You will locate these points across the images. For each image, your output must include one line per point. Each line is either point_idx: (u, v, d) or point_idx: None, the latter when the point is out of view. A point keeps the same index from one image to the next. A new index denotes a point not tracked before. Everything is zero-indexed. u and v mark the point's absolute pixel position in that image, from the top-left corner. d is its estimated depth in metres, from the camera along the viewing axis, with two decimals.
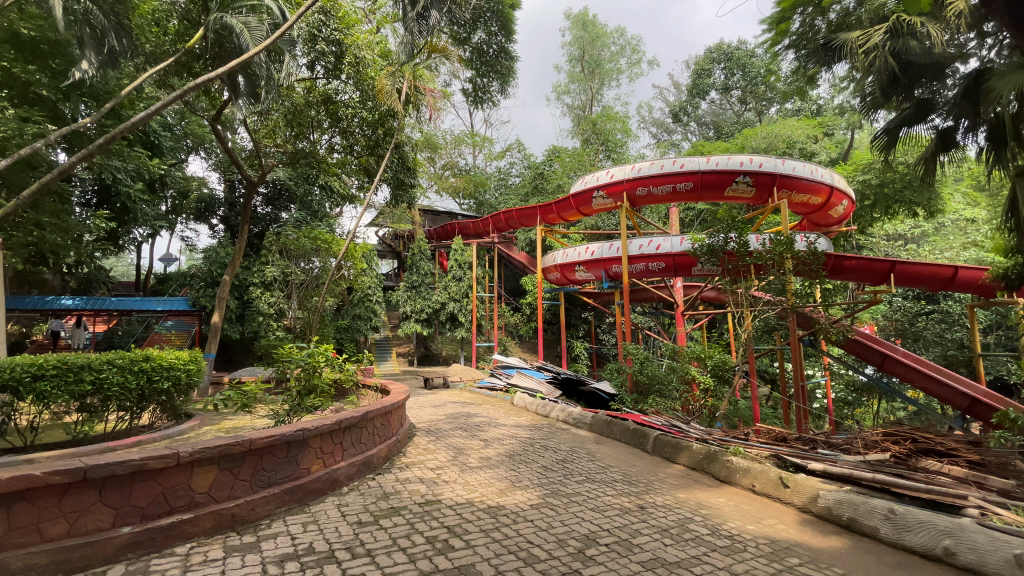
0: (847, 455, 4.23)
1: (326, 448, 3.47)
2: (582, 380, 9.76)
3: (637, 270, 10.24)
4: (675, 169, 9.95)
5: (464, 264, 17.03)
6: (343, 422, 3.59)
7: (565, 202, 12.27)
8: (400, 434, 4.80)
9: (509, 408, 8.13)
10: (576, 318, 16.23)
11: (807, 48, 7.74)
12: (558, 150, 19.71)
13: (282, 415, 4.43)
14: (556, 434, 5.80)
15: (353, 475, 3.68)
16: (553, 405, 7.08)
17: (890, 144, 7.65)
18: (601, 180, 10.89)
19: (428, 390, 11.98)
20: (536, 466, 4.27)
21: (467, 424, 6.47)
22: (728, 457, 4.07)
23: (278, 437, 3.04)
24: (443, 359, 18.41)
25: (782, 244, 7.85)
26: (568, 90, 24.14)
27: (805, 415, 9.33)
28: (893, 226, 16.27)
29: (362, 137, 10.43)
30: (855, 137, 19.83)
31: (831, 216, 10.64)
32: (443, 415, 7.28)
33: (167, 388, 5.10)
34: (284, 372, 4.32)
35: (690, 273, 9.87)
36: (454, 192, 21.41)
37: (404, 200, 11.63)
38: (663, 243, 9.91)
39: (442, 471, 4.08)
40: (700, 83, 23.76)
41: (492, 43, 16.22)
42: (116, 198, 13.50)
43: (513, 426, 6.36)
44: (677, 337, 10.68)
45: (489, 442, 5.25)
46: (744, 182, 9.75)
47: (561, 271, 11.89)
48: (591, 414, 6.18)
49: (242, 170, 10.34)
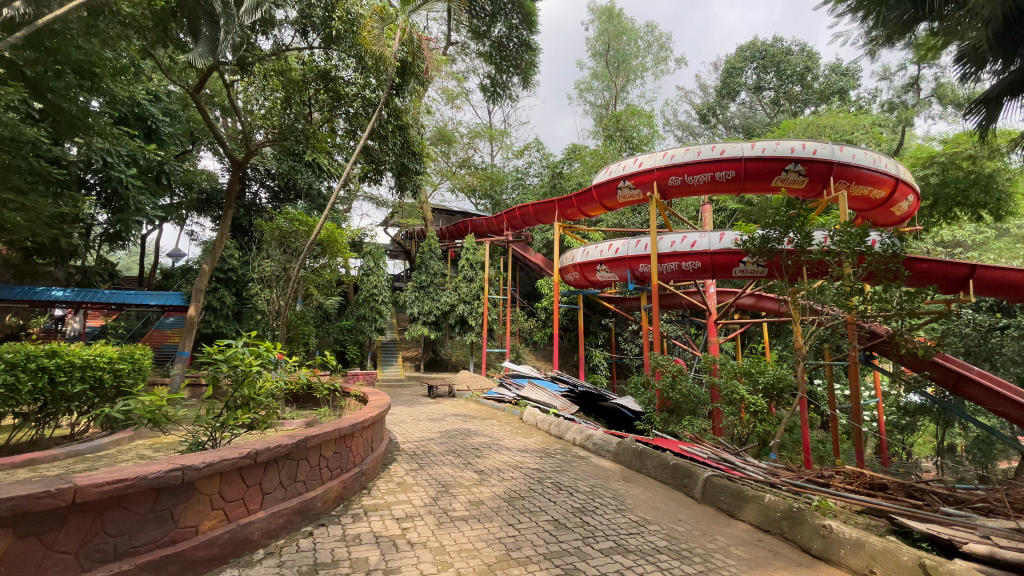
0: (991, 523, 2.97)
1: (236, 494, 2.37)
2: (602, 395, 8.51)
3: (668, 270, 8.97)
4: (714, 155, 8.69)
5: (476, 264, 15.85)
6: (264, 454, 2.49)
7: (586, 195, 11.04)
8: (367, 465, 3.65)
9: (517, 425, 6.93)
10: (595, 325, 14.89)
11: (874, 8, 6.45)
12: (578, 148, 18.56)
13: (203, 439, 3.28)
14: (571, 466, 4.58)
15: (278, 530, 2.56)
16: (569, 425, 5.88)
17: (990, 117, 6.25)
18: (628, 169, 9.66)
19: (432, 399, 10.85)
20: (544, 520, 3.07)
21: (463, 446, 5.30)
22: (824, 522, 2.83)
23: (132, 485, 1.93)
24: (452, 365, 17.28)
25: (855, 236, 6.38)
26: (590, 87, 23.10)
27: (865, 442, 7.92)
28: (950, 232, 14.59)
29: (366, 120, 9.44)
30: (905, 137, 18.13)
31: (892, 214, 9.24)
32: (438, 432, 6.11)
33: (84, 392, 4.02)
34: (206, 377, 3.16)
35: (730, 275, 8.60)
36: (470, 190, 20.36)
37: (409, 188, 10.50)
38: (699, 239, 8.61)
39: (413, 523, 2.90)
40: (730, 82, 22.25)
41: (513, 36, 15.17)
42: (107, 184, 12.73)
43: (519, 450, 5.16)
44: (711, 348, 9.37)
45: (485, 474, 4.08)
46: (796, 171, 8.44)
47: (581, 271, 10.69)
48: (616, 441, 4.95)
49: (226, 149, 9.38)
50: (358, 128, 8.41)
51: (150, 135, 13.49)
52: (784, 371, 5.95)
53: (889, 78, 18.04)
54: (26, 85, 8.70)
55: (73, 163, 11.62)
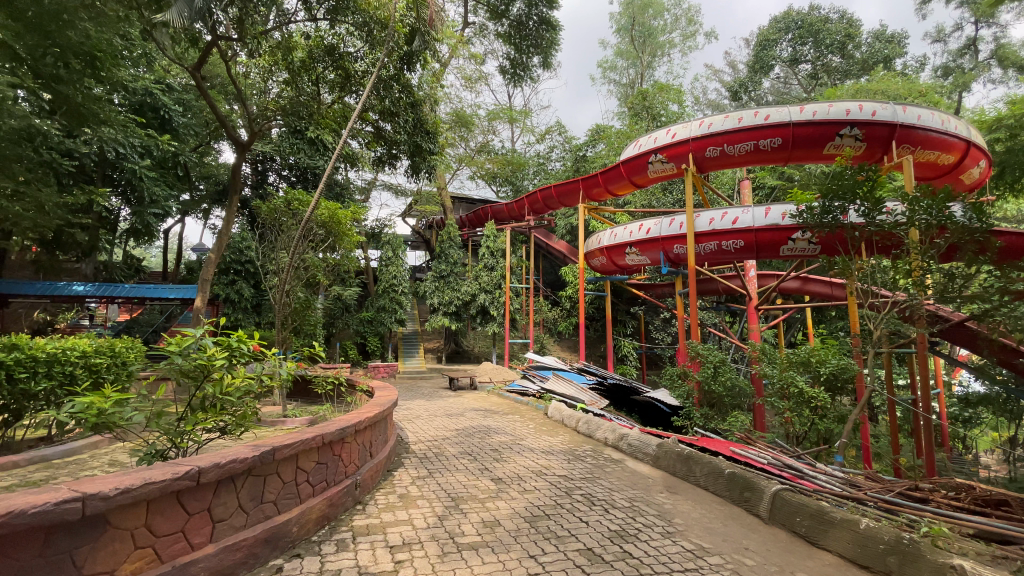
0: None
1: (171, 526, 1.82)
2: (634, 388, 7.81)
3: (707, 250, 8.15)
4: (758, 121, 7.81)
5: (497, 252, 15.21)
6: (211, 474, 1.92)
7: (614, 172, 10.24)
8: (363, 475, 3.09)
9: (541, 423, 6.31)
10: (624, 314, 14.10)
11: None
12: (603, 129, 17.66)
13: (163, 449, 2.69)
14: (604, 472, 3.94)
15: (234, 568, 2.01)
16: (600, 423, 5.23)
17: None
18: (660, 141, 8.85)
19: (453, 392, 10.33)
20: (574, 550, 2.44)
21: (480, 446, 4.71)
22: (952, 561, 2.12)
23: (5, 524, 1.38)
24: (475, 356, 16.79)
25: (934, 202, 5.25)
26: (614, 66, 22.13)
27: (937, 443, 6.80)
28: (1017, 207, 13.16)
29: (378, 100, 8.83)
30: (963, 106, 16.52)
31: (962, 182, 8.15)
32: (455, 431, 5.55)
33: (47, 390, 3.53)
34: (156, 373, 2.55)
35: (776, 254, 7.79)
36: (490, 176, 19.66)
37: (424, 170, 9.91)
38: (741, 215, 7.76)
39: (409, 554, 2.32)
40: (763, 55, 20.59)
41: (533, 14, 14.09)
42: (120, 175, 12.57)
43: (542, 452, 4.53)
44: (750, 336, 8.55)
45: (503, 483, 3.49)
46: (851, 136, 7.50)
47: (608, 255, 9.97)
48: (656, 443, 4.27)
49: (229, 132, 8.74)
50: (358, 103, 7.82)
51: (164, 125, 13.21)
52: (847, 359, 5.16)
53: (942, 42, 16.47)
54: (29, 73, 8.44)
55: (87, 155, 11.44)
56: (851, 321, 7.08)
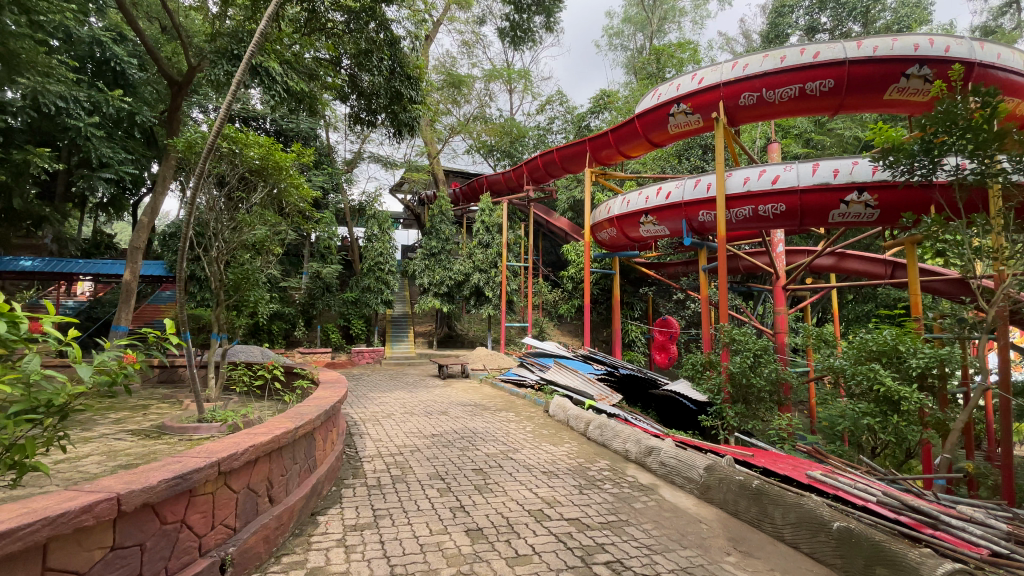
0: None
1: None
2: (652, 381, 6.60)
3: (738, 217, 6.85)
4: (804, 60, 6.46)
5: (492, 228, 13.80)
6: None
7: (626, 129, 8.91)
8: (242, 544, 1.82)
9: (541, 425, 5.09)
10: (630, 295, 12.87)
11: None
12: (608, 95, 16.11)
13: None
14: (636, 512, 2.71)
15: None
16: (617, 431, 4.00)
17: None
18: (684, 88, 7.50)
19: (441, 382, 9.13)
20: None
21: (459, 463, 3.49)
22: None
23: None
24: (469, 341, 15.59)
25: None
26: (619, 33, 20.59)
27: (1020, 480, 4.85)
28: None
29: (348, 41, 7.40)
30: None
31: None
32: (432, 437, 4.33)
33: None
34: None
35: (823, 222, 6.48)
36: (487, 146, 18.19)
37: (405, 125, 8.49)
38: (783, 174, 6.46)
39: None
40: (778, 22, 18.26)
41: None
42: (66, 135, 11.08)
43: (544, 474, 3.30)
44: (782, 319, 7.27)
45: (484, 541, 2.24)
46: (920, 77, 6.13)
47: (619, 226, 8.67)
48: (704, 468, 3.02)
49: (168, 78, 7.29)
50: None
51: (117, 79, 11.94)
52: (944, 348, 3.90)
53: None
54: None
55: (21, 109, 10.03)
56: (913, 302, 5.71)
